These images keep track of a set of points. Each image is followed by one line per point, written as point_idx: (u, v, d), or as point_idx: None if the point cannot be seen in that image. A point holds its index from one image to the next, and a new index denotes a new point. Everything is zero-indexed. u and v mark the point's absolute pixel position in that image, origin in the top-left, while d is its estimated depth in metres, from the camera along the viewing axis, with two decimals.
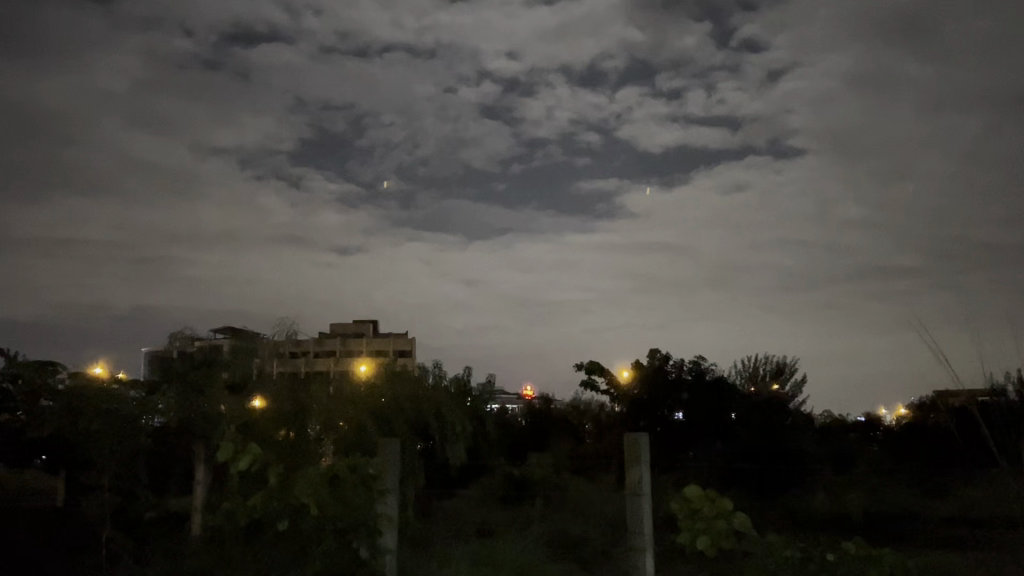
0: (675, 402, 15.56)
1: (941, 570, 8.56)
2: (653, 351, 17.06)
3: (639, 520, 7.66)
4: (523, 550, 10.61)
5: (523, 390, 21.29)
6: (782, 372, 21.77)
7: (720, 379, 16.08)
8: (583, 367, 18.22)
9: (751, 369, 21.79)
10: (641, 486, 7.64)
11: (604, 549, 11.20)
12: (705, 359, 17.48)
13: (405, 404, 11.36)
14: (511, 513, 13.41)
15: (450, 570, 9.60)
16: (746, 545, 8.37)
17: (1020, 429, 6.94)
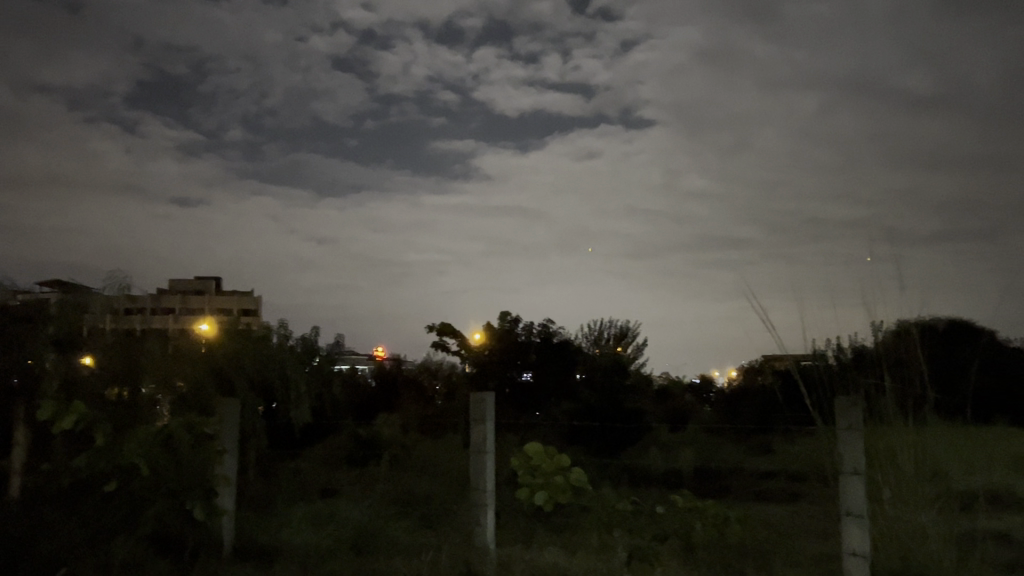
0: (523, 363, 16.05)
1: (760, 521, 9.24)
2: (504, 313, 17.28)
3: (483, 476, 7.72)
4: (362, 510, 10.49)
5: (375, 351, 21.08)
6: (625, 336, 22.50)
7: (567, 342, 16.41)
8: (435, 329, 18.21)
9: (597, 332, 22.46)
10: (485, 444, 7.70)
11: (445, 508, 11.27)
12: (553, 321, 17.86)
13: (248, 365, 11.06)
14: (355, 474, 13.28)
15: (291, 530, 9.53)
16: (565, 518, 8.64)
17: (835, 391, 7.41)
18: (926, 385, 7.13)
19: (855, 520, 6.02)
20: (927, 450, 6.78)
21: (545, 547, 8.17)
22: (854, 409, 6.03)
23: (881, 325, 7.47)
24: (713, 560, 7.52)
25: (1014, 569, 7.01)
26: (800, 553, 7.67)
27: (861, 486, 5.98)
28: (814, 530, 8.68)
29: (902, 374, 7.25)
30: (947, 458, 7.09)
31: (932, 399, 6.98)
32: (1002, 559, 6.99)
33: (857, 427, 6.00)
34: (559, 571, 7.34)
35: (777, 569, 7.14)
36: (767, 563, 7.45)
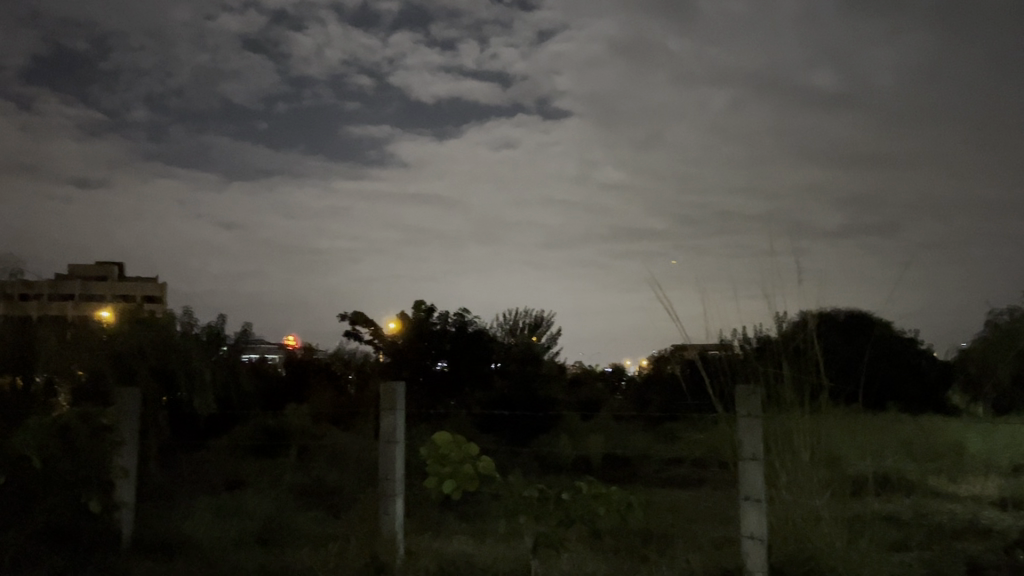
0: (437, 351, 15.73)
1: (664, 505, 9.49)
2: (417, 302, 17.17)
3: (392, 466, 7.48)
4: (268, 501, 10.29)
5: (286, 340, 20.69)
6: (540, 325, 22.63)
7: (482, 331, 16.40)
8: (347, 318, 17.94)
9: (512, 321, 22.54)
10: (394, 433, 7.51)
11: (352, 497, 11.15)
12: (468, 310, 17.85)
13: (149, 354, 10.66)
14: (263, 464, 13.03)
15: (194, 521, 9.30)
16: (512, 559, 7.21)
17: (738, 379, 7.64)
18: (821, 374, 7.40)
19: (753, 504, 6.17)
20: (820, 437, 7.04)
21: (454, 535, 8.17)
22: (753, 396, 6.17)
23: (783, 317, 7.73)
24: (618, 546, 7.65)
25: (899, 548, 7.35)
26: (701, 537, 7.88)
27: (758, 472, 6.14)
28: (714, 514, 8.96)
29: (801, 363, 7.51)
30: (840, 444, 7.38)
31: (826, 387, 7.25)
32: (888, 539, 7.31)
33: (755, 414, 6.15)
34: (467, 561, 7.33)
35: (679, 554, 7.29)
36: (670, 547, 7.62)
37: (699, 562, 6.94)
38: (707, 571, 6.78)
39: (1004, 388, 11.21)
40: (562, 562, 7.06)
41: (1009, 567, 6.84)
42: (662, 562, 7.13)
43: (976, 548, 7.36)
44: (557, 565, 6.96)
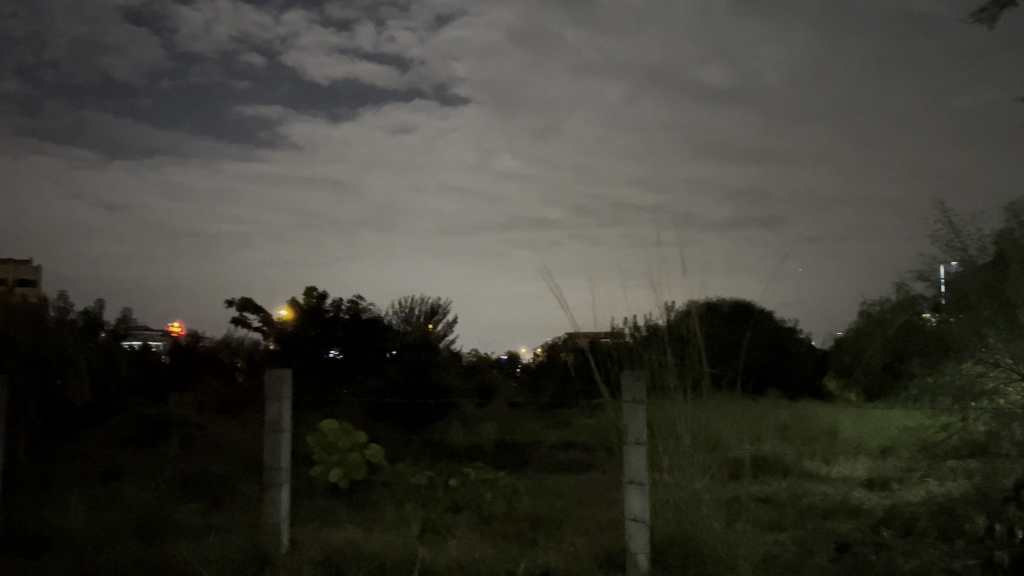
0: (330, 340, 15.41)
1: (554, 490, 9.63)
2: (309, 289, 16.81)
3: (278, 454, 7.27)
4: (146, 492, 9.87)
5: (170, 327, 19.94)
6: (436, 314, 22.49)
7: (376, 318, 16.18)
8: (235, 304, 17.40)
9: (407, 309, 22.31)
10: (281, 422, 7.29)
11: (237, 487, 10.82)
12: (361, 297, 17.56)
13: (20, 340, 10.05)
14: (142, 455, 12.49)
15: (66, 515, 8.85)
16: (399, 547, 7.14)
17: (624, 366, 7.82)
18: (703, 361, 7.63)
19: (637, 487, 6.30)
20: (701, 421, 7.27)
21: (341, 524, 8.05)
22: (638, 382, 6.30)
23: (671, 306, 7.92)
24: (508, 531, 7.69)
25: (775, 528, 7.66)
26: (587, 521, 8.01)
27: (642, 456, 6.28)
28: (602, 498, 9.12)
29: (684, 351, 7.73)
30: (720, 429, 7.63)
31: (708, 374, 7.48)
32: (764, 520, 7.60)
33: (640, 399, 6.28)
34: (353, 549, 7.21)
35: (566, 538, 7.39)
36: (557, 531, 7.73)
37: (584, 545, 7.06)
38: (592, 554, 6.88)
39: (873, 376, 11.83)
40: (450, 549, 7.05)
41: (873, 543, 7.21)
42: (549, 546, 7.20)
43: (845, 527, 7.74)
44: (444, 552, 6.93)
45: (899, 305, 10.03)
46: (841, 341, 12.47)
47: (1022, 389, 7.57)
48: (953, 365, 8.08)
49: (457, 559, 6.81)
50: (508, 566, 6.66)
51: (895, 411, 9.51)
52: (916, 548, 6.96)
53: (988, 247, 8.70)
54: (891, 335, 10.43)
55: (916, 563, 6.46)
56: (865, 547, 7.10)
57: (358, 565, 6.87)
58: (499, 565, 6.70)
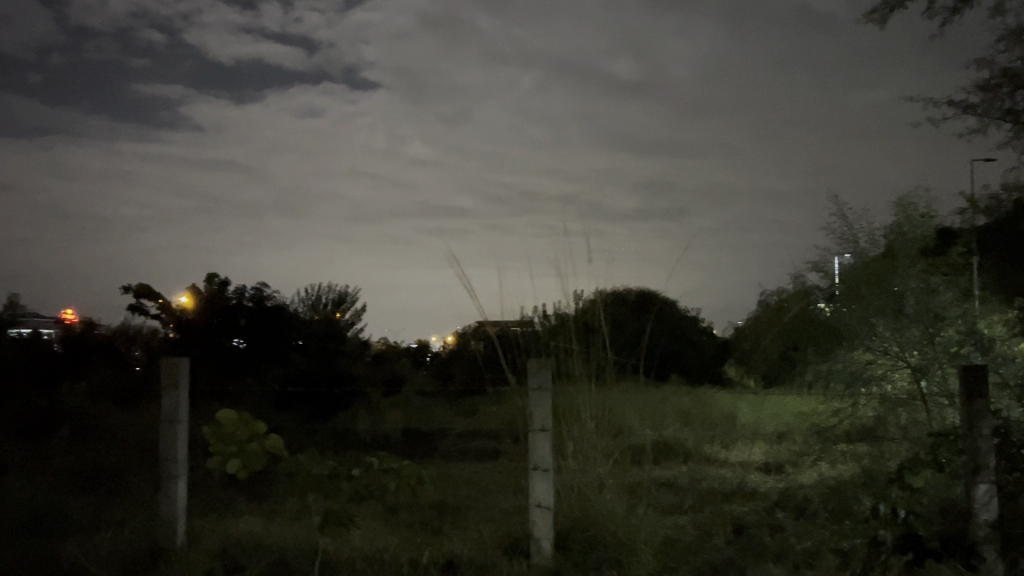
0: (232, 328, 14.84)
1: (461, 478, 9.62)
2: (211, 275, 16.26)
3: (174, 445, 7.03)
4: (32, 486, 9.42)
5: (63, 314, 19.03)
6: (343, 301, 22.12)
7: (281, 305, 15.78)
8: (131, 290, 16.71)
9: (314, 297, 21.89)
10: (178, 412, 7.04)
11: (131, 480, 10.43)
12: (265, 284, 17.09)
13: None
14: (30, 447, 11.90)
15: None
16: (300, 538, 7.01)
17: (532, 354, 7.86)
18: (608, 349, 7.73)
19: (542, 474, 6.33)
20: (605, 408, 7.39)
21: (241, 516, 7.85)
22: (544, 370, 6.34)
23: (580, 295, 7.99)
24: (413, 520, 7.64)
25: (674, 512, 7.81)
26: (494, 508, 8.04)
27: (547, 442, 6.32)
28: (508, 484, 9.15)
29: (590, 339, 7.81)
30: (624, 415, 7.75)
31: (613, 361, 7.59)
32: (665, 503, 7.76)
33: (546, 386, 6.32)
34: (253, 541, 7.04)
35: (472, 526, 7.39)
36: (464, 518, 7.73)
37: (489, 533, 7.07)
38: (496, 541, 6.90)
39: (771, 364, 12.24)
40: (353, 539, 6.97)
41: (767, 525, 7.47)
42: (455, 534, 7.18)
43: (742, 510, 8.00)
44: (348, 542, 6.84)
45: (795, 295, 10.40)
46: (742, 329, 12.83)
47: (906, 375, 7.96)
48: (845, 352, 8.41)
49: (360, 549, 6.73)
50: (412, 555, 6.62)
51: (791, 398, 9.85)
52: (807, 528, 7.24)
53: (878, 241, 9.12)
54: (788, 324, 10.80)
55: (807, 544, 6.71)
56: (760, 529, 7.33)
57: (257, 557, 6.71)
58: (403, 554, 6.64)
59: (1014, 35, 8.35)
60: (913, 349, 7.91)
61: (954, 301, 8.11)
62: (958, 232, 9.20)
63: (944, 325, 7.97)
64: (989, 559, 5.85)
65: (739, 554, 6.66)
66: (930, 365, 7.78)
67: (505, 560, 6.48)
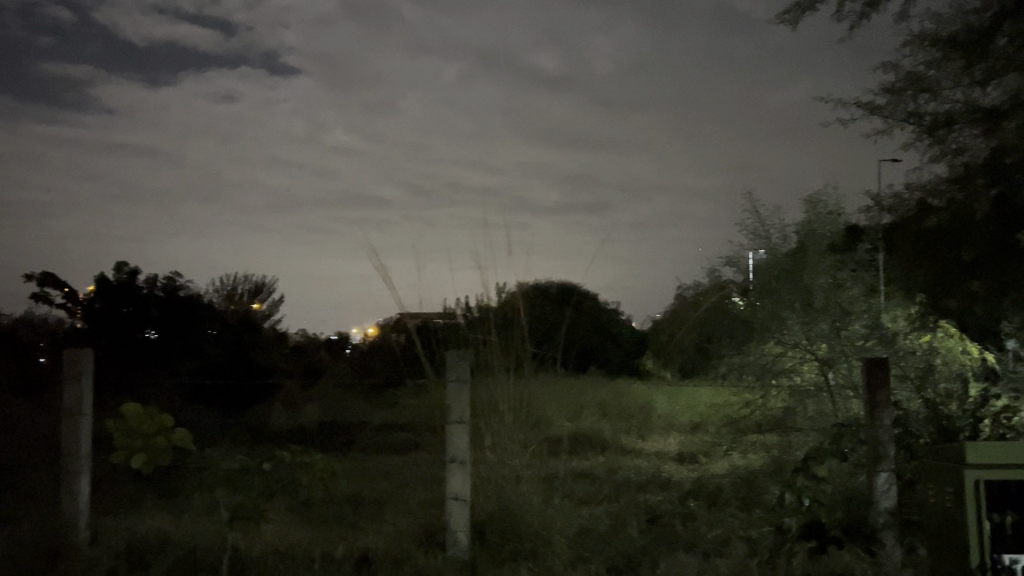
0: (142, 318, 14.40)
1: (378, 471, 9.53)
2: (121, 263, 15.72)
3: (77, 440, 6.76)
4: None
5: None
6: (261, 292, 21.63)
7: (194, 296, 15.36)
8: (35, 278, 16.00)
9: (230, 287, 21.34)
10: (81, 406, 6.77)
11: (30, 475, 9.99)
12: (177, 273, 16.58)
13: None
14: None
15: None
16: (209, 534, 6.83)
17: (452, 347, 7.82)
18: (527, 342, 7.76)
19: (459, 466, 6.30)
20: (524, 400, 7.42)
21: (148, 513, 7.60)
22: (462, 362, 6.31)
23: (501, 287, 7.99)
24: (328, 514, 7.53)
25: (589, 502, 7.87)
26: (410, 500, 7.99)
27: (464, 434, 6.29)
28: (426, 477, 9.11)
29: (509, 332, 7.82)
30: (543, 407, 7.80)
31: (532, 354, 7.62)
32: (583, 494, 7.84)
33: (464, 378, 6.30)
34: (160, 538, 6.82)
35: (388, 519, 7.32)
36: (380, 512, 7.65)
37: (405, 525, 7.02)
38: (412, 534, 6.85)
39: (687, 357, 12.48)
40: (265, 534, 6.83)
41: (681, 514, 7.62)
42: (370, 527, 7.11)
43: (656, 499, 8.14)
44: (259, 538, 6.70)
45: (711, 289, 10.61)
46: (660, 323, 13.04)
47: (814, 368, 8.22)
48: (757, 345, 8.64)
49: (273, 545, 6.59)
50: (325, 550, 6.52)
51: (704, 390, 10.05)
52: (718, 516, 7.40)
53: (790, 237, 9.38)
54: (703, 317, 11.02)
55: (718, 532, 6.85)
56: (674, 518, 7.47)
57: (164, 554, 6.51)
58: (316, 548, 6.55)
59: (918, 40, 8.66)
60: (821, 342, 8.18)
61: (860, 296, 8.40)
62: (864, 230, 9.54)
63: (851, 320, 8.27)
64: (887, 544, 6.10)
65: (652, 543, 6.76)
66: (837, 359, 8.07)
67: (420, 553, 6.45)
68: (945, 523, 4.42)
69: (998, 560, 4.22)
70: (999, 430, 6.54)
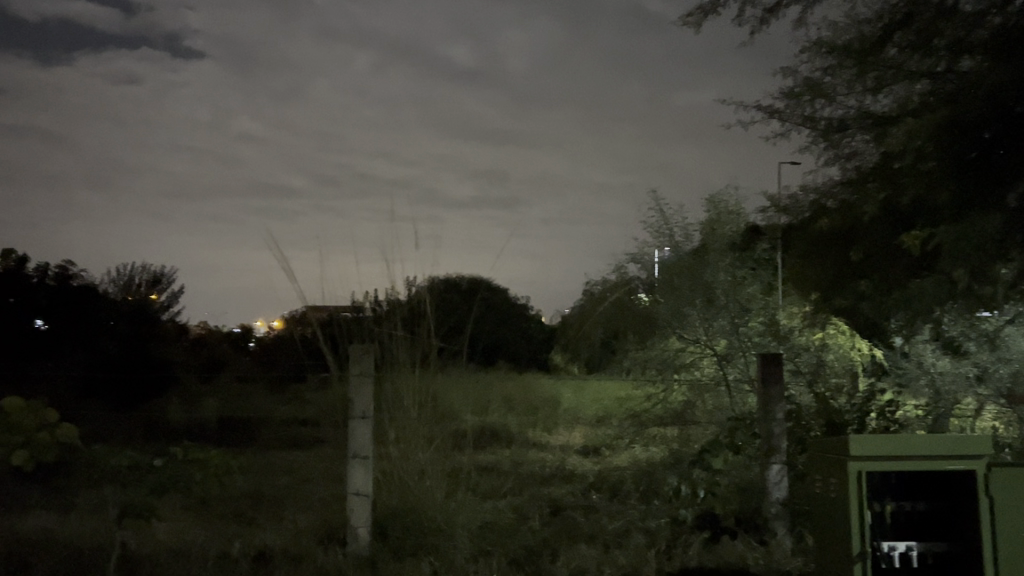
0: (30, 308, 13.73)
1: (280, 466, 9.34)
2: (7, 250, 14.91)
3: None
4: None
5: None
6: (159, 282, 20.85)
7: (87, 285, 14.72)
8: None
9: (125, 277, 20.50)
10: None
11: None
12: (69, 261, 15.85)
13: None
14: None
15: None
16: (97, 532, 6.57)
17: (357, 340, 7.72)
18: (434, 337, 7.71)
19: (361, 462, 6.23)
20: (429, 394, 7.39)
21: (33, 512, 7.25)
22: (366, 356, 6.24)
23: (409, 281, 7.91)
24: (225, 511, 7.32)
25: (493, 495, 7.90)
26: (312, 496, 7.85)
27: (368, 429, 6.23)
28: (330, 471, 8.98)
29: (416, 327, 7.76)
30: (450, 402, 7.78)
31: (438, 348, 7.58)
32: (488, 488, 7.86)
33: (367, 372, 6.24)
34: (44, 537, 6.53)
35: (288, 515, 7.18)
36: (280, 508, 7.50)
37: (306, 522, 6.91)
38: (312, 531, 6.74)
39: (593, 351, 12.65)
40: (158, 532, 6.61)
41: (583, 507, 7.73)
42: (269, 524, 6.96)
43: (559, 492, 8.23)
44: (151, 535, 6.49)
45: (617, 285, 10.78)
46: (567, 318, 13.16)
47: (713, 363, 8.46)
48: (659, 340, 8.82)
49: (166, 542, 6.38)
50: (223, 547, 6.36)
51: (608, 384, 10.20)
52: (619, 507, 7.54)
53: (692, 235, 9.60)
54: (609, 312, 11.19)
55: (619, 524, 6.97)
56: (576, 511, 7.58)
57: (48, 554, 6.23)
58: (212, 546, 6.38)
59: (815, 47, 9.05)
60: (720, 338, 8.43)
61: (757, 293, 8.68)
62: (763, 229, 9.84)
63: (748, 316, 8.54)
64: (778, 534, 6.32)
65: (553, 536, 6.82)
66: (735, 354, 8.33)
67: (320, 550, 6.35)
68: (830, 513, 4.61)
69: (878, 547, 4.42)
70: (884, 423, 6.88)
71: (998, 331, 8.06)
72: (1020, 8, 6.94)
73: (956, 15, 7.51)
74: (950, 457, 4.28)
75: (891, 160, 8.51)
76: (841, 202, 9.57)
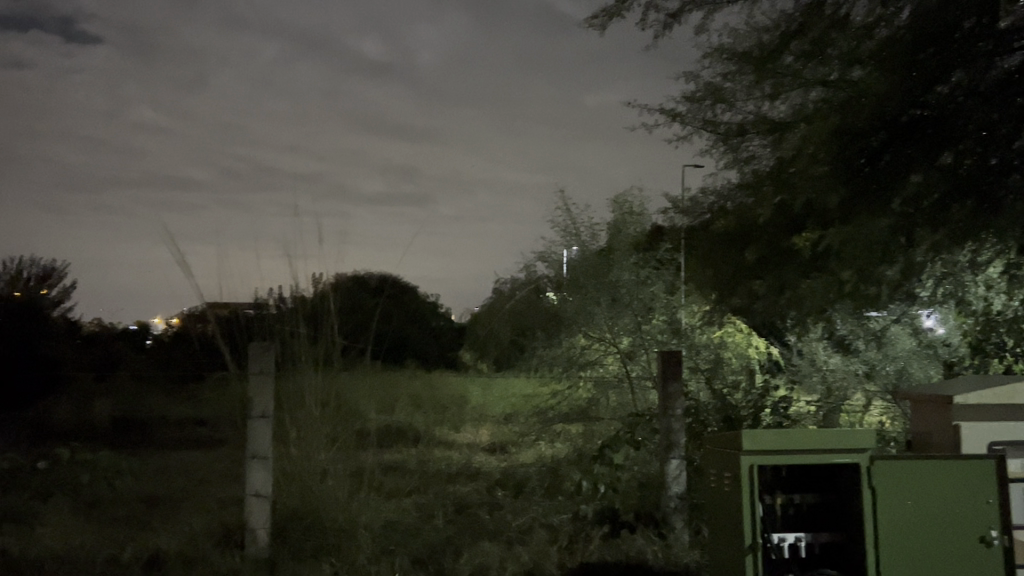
0: None
1: (176, 468, 9.03)
2: None
3: None
4: None
5: None
6: (50, 278, 19.84)
7: None
8: None
9: (13, 272, 19.44)
10: None
11: None
12: None
13: None
14: None
15: None
16: None
17: (259, 338, 7.53)
18: (339, 335, 7.57)
19: (260, 463, 6.09)
20: (332, 392, 7.26)
21: None
22: (266, 354, 6.09)
23: (316, 278, 7.76)
24: (116, 514, 7.03)
25: (397, 494, 7.85)
26: (211, 497, 7.63)
27: (268, 429, 6.09)
28: (229, 472, 8.74)
29: (320, 324, 7.61)
30: (355, 400, 7.68)
31: (341, 347, 7.45)
32: (395, 487, 7.84)
33: (267, 370, 6.09)
34: None
35: (184, 518, 6.96)
36: (175, 511, 7.25)
37: (201, 525, 6.69)
38: (209, 533, 6.56)
39: (501, 349, 12.69)
40: (41, 539, 6.31)
41: (488, 504, 7.77)
42: (162, 527, 6.72)
43: (464, 490, 8.23)
44: (35, 542, 6.18)
45: (526, 284, 10.84)
46: (476, 315, 13.14)
47: (616, 360, 8.59)
48: (564, 338, 8.90)
49: (51, 548, 6.12)
50: (113, 552, 6.12)
51: (515, 382, 10.24)
52: (522, 504, 7.57)
53: (599, 235, 9.71)
54: (518, 310, 11.24)
55: (523, 519, 7.02)
56: (481, 508, 7.59)
57: None
58: (101, 551, 6.13)
59: (717, 54, 9.29)
60: (624, 336, 8.56)
61: (661, 292, 8.84)
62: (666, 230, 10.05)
63: (651, 315, 8.70)
64: (677, 527, 6.47)
65: (457, 534, 6.82)
66: (638, 351, 8.50)
67: (216, 553, 6.18)
68: (726, 506, 4.74)
69: (768, 539, 4.58)
70: (777, 418, 7.15)
71: (884, 329, 8.61)
72: (905, 22, 7.20)
73: (848, 27, 7.80)
74: (839, 451, 4.46)
75: (786, 165, 8.79)
76: (740, 204, 9.87)
